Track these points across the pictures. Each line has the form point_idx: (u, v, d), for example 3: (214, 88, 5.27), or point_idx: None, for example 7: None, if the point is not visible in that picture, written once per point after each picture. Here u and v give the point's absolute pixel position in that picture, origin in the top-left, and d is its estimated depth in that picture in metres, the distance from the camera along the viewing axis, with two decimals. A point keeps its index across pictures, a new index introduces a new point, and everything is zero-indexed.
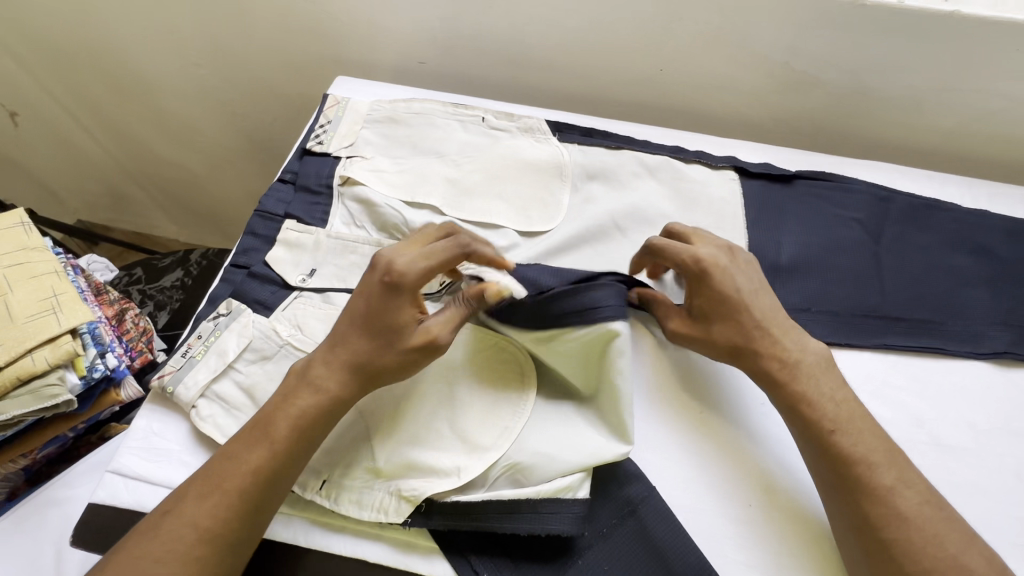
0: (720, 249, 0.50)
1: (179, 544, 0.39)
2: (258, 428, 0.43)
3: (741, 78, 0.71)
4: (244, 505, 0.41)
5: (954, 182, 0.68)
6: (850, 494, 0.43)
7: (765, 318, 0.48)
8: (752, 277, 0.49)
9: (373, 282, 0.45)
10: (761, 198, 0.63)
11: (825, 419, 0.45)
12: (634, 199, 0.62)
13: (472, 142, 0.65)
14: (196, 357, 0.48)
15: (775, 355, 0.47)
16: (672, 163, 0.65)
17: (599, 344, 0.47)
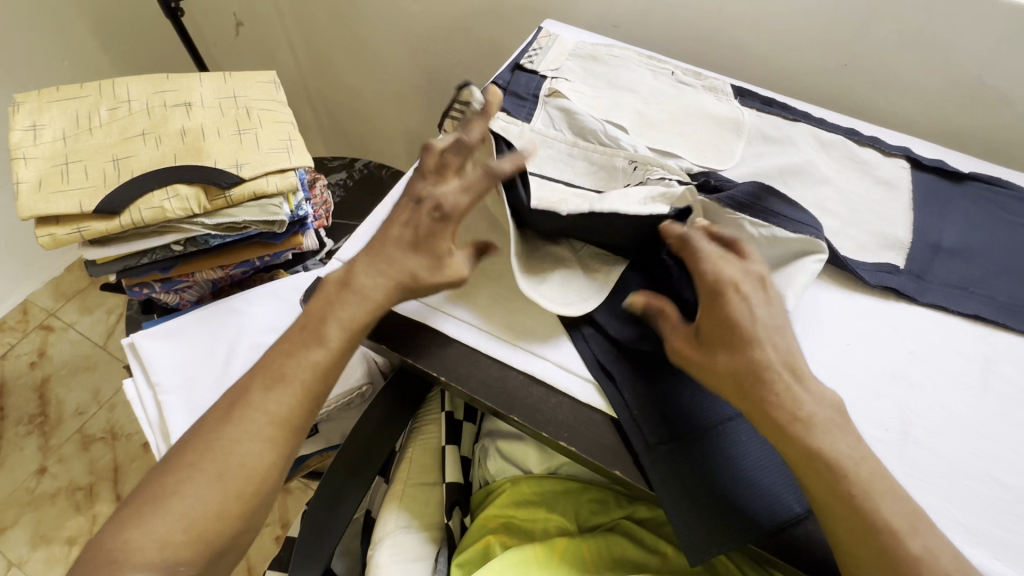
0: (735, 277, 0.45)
1: (255, 427, 0.47)
2: (309, 330, 0.50)
3: (924, 82, 0.74)
4: (305, 395, 0.49)
5: None
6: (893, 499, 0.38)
7: (781, 361, 0.43)
8: (774, 314, 0.45)
9: (423, 212, 0.51)
10: (929, 188, 0.66)
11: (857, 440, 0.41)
12: (800, 158, 0.67)
13: (661, 88, 0.74)
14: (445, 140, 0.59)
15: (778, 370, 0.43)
16: (846, 143, 0.69)
17: (795, 251, 0.54)
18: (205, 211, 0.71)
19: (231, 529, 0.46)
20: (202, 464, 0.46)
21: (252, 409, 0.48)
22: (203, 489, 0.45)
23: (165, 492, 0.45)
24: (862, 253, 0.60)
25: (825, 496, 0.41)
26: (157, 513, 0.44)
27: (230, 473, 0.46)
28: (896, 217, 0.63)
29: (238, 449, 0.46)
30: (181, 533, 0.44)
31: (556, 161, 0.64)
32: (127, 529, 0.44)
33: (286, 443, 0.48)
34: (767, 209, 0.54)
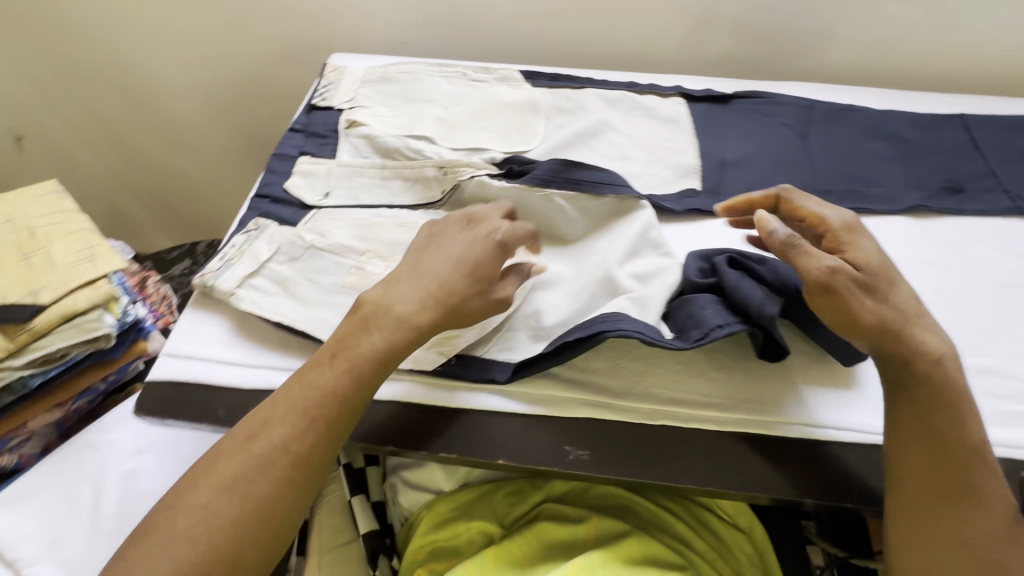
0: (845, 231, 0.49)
1: (271, 469, 0.42)
2: (337, 357, 0.46)
3: (675, 26, 0.83)
4: (336, 430, 0.45)
5: (865, 93, 0.78)
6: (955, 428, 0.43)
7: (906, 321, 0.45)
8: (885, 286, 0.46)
9: (486, 237, 0.50)
10: (704, 116, 0.74)
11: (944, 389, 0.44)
12: (593, 121, 0.73)
13: (457, 91, 0.78)
14: (231, 260, 0.58)
15: (916, 307, 0.46)
16: (628, 96, 0.76)
17: (614, 212, 0.59)
18: (8, 352, 0.62)
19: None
20: (213, 502, 0.41)
21: (267, 444, 0.43)
22: (212, 531, 0.41)
23: (162, 524, 0.41)
24: (664, 187, 0.67)
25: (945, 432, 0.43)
26: (166, 542, 0.40)
27: (243, 520, 0.41)
28: (685, 147, 0.70)
29: (252, 493, 0.42)
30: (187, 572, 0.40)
31: (371, 188, 0.65)
32: (141, 548, 0.41)
33: (301, 490, 0.43)
34: (571, 178, 0.58)
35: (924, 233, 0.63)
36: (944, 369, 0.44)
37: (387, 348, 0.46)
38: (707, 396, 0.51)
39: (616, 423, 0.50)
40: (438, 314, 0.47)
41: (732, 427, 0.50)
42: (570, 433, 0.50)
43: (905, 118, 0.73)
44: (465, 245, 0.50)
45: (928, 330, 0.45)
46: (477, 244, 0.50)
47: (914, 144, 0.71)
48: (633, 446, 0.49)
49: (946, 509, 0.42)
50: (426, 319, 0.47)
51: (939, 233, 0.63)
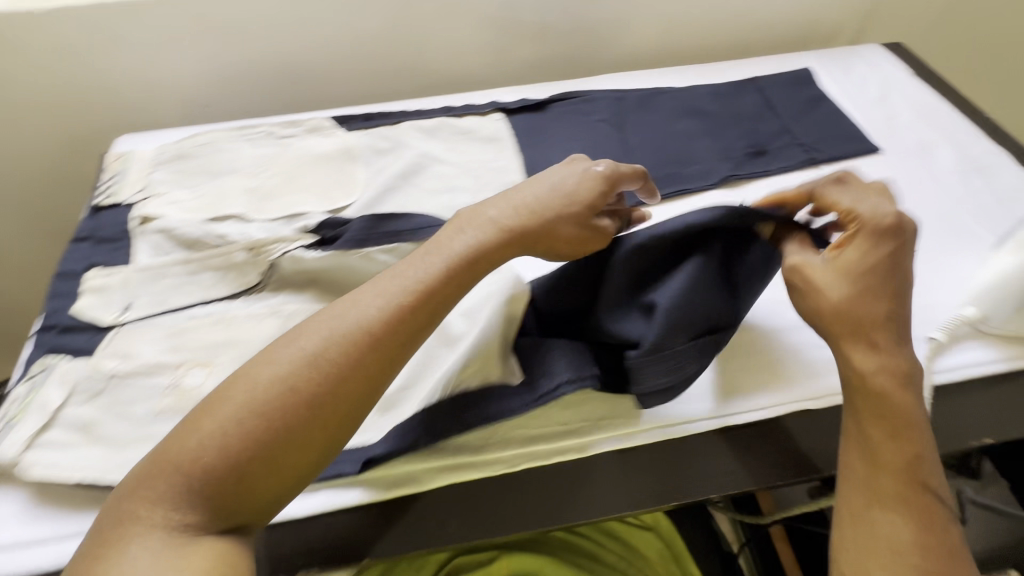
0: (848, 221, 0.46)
1: (348, 354, 0.39)
2: (436, 253, 0.45)
3: (481, 39, 0.82)
4: (412, 328, 0.42)
5: (668, 73, 0.81)
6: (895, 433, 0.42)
7: (874, 323, 0.44)
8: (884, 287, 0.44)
9: (589, 171, 0.51)
10: (524, 127, 0.74)
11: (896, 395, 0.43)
12: (413, 156, 0.70)
13: (264, 153, 0.72)
14: (15, 419, 0.50)
15: (889, 321, 0.44)
16: (446, 122, 0.74)
17: None
18: None
19: (278, 486, 0.37)
20: (278, 381, 0.38)
21: (354, 323, 0.40)
22: (266, 415, 0.37)
23: (222, 399, 0.37)
24: None
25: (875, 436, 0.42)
26: (218, 417, 0.37)
27: (298, 408, 0.37)
28: (508, 165, 0.70)
29: (320, 381, 0.38)
30: (230, 461, 0.36)
31: (178, 287, 0.58)
32: (195, 424, 0.37)
33: (359, 398, 0.40)
34: (388, 231, 0.57)
35: (739, 200, 0.66)
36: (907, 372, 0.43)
37: (472, 249, 0.45)
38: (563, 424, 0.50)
39: (480, 479, 0.49)
40: (569, 228, 0.48)
41: (594, 449, 0.50)
42: (434, 504, 0.48)
43: (705, 91, 0.77)
44: (571, 179, 0.50)
45: (880, 348, 0.44)
46: (577, 177, 0.50)
47: (717, 116, 0.74)
48: (503, 497, 0.48)
49: (888, 518, 0.40)
50: (488, 255, 0.45)
51: (752, 197, 0.67)
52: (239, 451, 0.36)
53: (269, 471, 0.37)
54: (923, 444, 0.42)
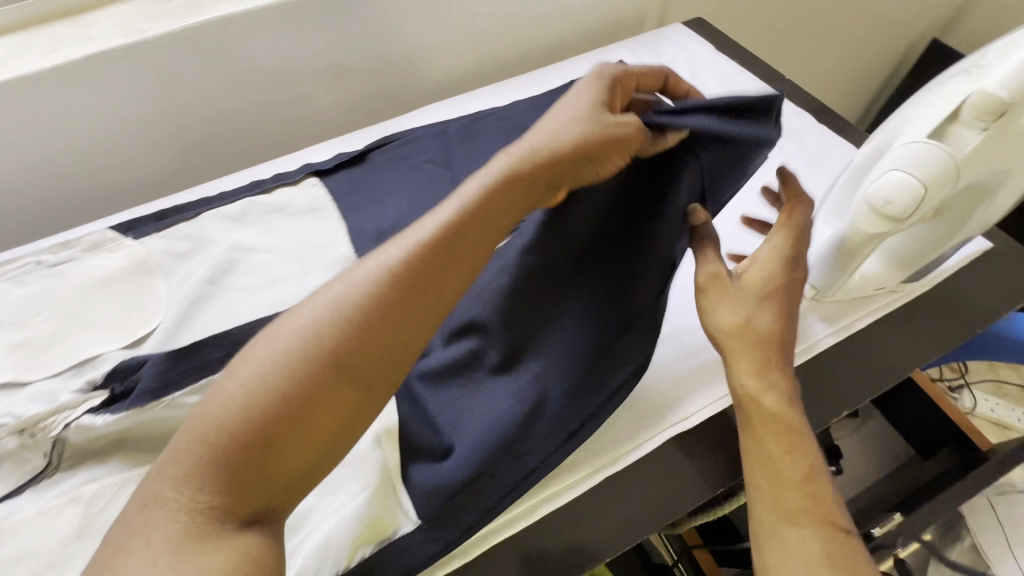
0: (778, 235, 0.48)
1: (349, 329, 0.37)
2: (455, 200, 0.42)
3: (278, 95, 0.74)
4: (416, 299, 0.39)
5: (488, 93, 0.78)
6: (785, 449, 0.41)
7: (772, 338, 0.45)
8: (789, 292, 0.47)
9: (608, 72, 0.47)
10: (345, 187, 0.67)
11: (784, 413, 0.43)
12: (223, 253, 0.61)
13: (32, 292, 0.59)
14: None
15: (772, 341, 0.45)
16: (254, 201, 0.65)
17: None
18: None
19: (311, 453, 0.36)
20: (304, 332, 0.37)
21: (377, 265, 0.39)
22: (291, 370, 0.36)
23: (237, 372, 0.36)
24: None
25: (773, 454, 0.41)
26: (243, 376, 0.36)
27: (316, 370, 0.36)
28: (335, 237, 0.63)
29: (340, 337, 0.37)
30: (258, 419, 0.35)
31: None
32: (227, 381, 0.36)
33: (386, 351, 0.38)
34: (193, 366, 0.49)
35: None
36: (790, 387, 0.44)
37: (488, 194, 0.42)
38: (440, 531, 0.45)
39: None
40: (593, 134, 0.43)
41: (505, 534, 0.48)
42: None
43: (527, 105, 0.74)
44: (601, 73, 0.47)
45: (769, 367, 0.44)
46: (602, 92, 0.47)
47: None
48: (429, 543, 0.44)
49: (804, 540, 0.38)
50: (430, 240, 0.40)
51: None
52: (260, 414, 0.35)
53: (300, 442, 0.35)
54: (813, 453, 0.41)
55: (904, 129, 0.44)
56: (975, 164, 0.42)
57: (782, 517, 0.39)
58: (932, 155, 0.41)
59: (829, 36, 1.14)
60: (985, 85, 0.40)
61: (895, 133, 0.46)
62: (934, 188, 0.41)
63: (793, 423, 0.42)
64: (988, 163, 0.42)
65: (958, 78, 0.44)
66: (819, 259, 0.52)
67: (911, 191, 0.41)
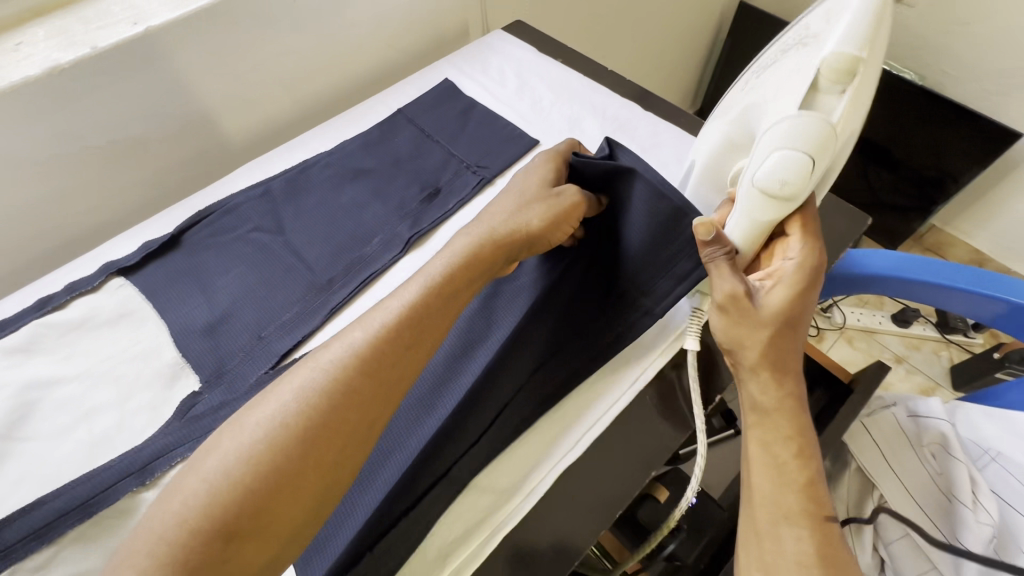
0: (794, 268, 0.47)
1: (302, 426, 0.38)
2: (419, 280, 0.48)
3: (55, 187, 0.63)
4: (368, 384, 0.41)
5: (313, 137, 0.72)
6: (793, 460, 0.44)
7: (771, 355, 0.47)
8: (801, 312, 0.47)
9: (541, 158, 0.60)
10: (160, 279, 0.58)
11: (784, 422, 0.45)
12: (12, 398, 0.50)
13: None
14: None
15: (771, 350, 0.47)
16: (45, 323, 0.55)
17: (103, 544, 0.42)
18: None
19: (266, 552, 0.36)
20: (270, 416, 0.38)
21: (345, 348, 0.42)
22: (255, 454, 0.36)
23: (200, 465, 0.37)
24: (159, 416, 0.50)
25: (777, 465, 0.44)
26: (201, 472, 0.36)
27: (289, 457, 0.37)
28: (156, 343, 0.54)
29: (315, 421, 0.38)
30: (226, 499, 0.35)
31: None
32: (185, 481, 0.36)
33: (354, 440, 0.40)
34: None
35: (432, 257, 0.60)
36: (790, 388, 0.46)
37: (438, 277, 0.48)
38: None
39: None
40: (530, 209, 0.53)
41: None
42: None
43: (355, 144, 0.69)
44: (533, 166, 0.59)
45: (764, 376, 0.47)
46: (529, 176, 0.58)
47: (379, 169, 0.67)
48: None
49: (784, 499, 0.43)
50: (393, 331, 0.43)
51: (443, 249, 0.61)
52: (225, 507, 0.35)
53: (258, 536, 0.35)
54: (815, 459, 0.44)
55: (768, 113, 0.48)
56: (848, 121, 0.45)
57: (774, 488, 0.44)
58: (807, 123, 0.44)
59: (646, 17, 1.21)
60: (830, 48, 0.43)
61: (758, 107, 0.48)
62: (818, 154, 0.44)
63: (792, 432, 0.45)
64: (850, 125, 0.45)
65: (797, 49, 0.46)
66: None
67: (799, 164, 0.45)
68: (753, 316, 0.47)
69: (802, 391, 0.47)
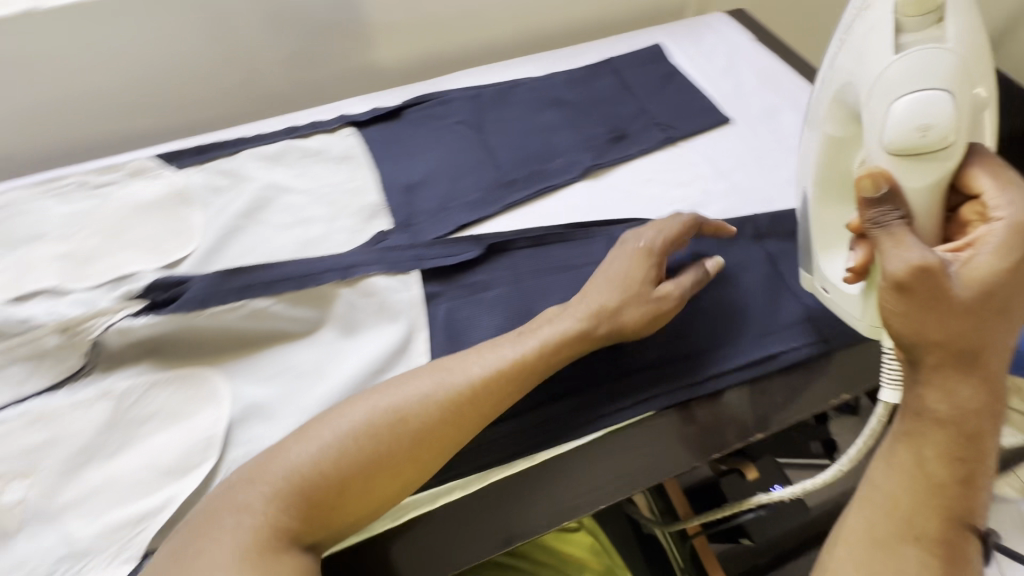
0: (1006, 229, 0.37)
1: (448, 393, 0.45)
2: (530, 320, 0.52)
3: (322, 46, 0.78)
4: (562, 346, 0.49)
5: (525, 63, 0.79)
6: (949, 487, 0.37)
7: (957, 348, 0.37)
8: (1003, 291, 0.37)
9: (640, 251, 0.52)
10: (380, 139, 0.69)
11: (953, 438, 0.37)
12: (257, 190, 0.64)
13: (79, 211, 0.62)
14: None
15: (960, 343, 0.36)
16: (291, 145, 0.68)
17: (303, 316, 0.53)
18: None
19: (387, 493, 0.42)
20: (441, 386, 0.45)
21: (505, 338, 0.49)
22: (428, 412, 0.44)
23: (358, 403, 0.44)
24: (355, 239, 0.61)
25: (911, 483, 0.38)
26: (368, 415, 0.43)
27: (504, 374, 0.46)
28: (365, 185, 0.65)
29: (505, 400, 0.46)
30: (315, 480, 0.40)
31: None
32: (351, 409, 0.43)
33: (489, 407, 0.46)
34: (235, 286, 0.51)
35: (603, 191, 0.65)
36: (972, 397, 0.37)
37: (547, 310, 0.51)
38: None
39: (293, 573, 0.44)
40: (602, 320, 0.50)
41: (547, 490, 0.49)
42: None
43: (563, 78, 0.76)
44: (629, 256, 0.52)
45: (938, 378, 0.37)
46: (595, 285, 0.51)
47: (576, 104, 0.73)
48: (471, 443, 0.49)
49: (919, 522, 0.37)
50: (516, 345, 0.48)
51: (615, 186, 0.66)
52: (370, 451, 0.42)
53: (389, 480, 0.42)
54: (980, 484, 0.37)
55: (852, 84, 0.43)
56: (963, 64, 0.40)
57: (910, 509, 0.37)
58: (924, 60, 0.39)
59: None
60: None
61: (848, 77, 0.43)
62: (951, 89, 0.39)
63: (965, 454, 0.37)
64: (972, 68, 0.40)
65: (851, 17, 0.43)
66: (816, 240, 0.51)
67: (938, 105, 0.39)
68: (946, 295, 0.36)
69: (991, 399, 0.37)
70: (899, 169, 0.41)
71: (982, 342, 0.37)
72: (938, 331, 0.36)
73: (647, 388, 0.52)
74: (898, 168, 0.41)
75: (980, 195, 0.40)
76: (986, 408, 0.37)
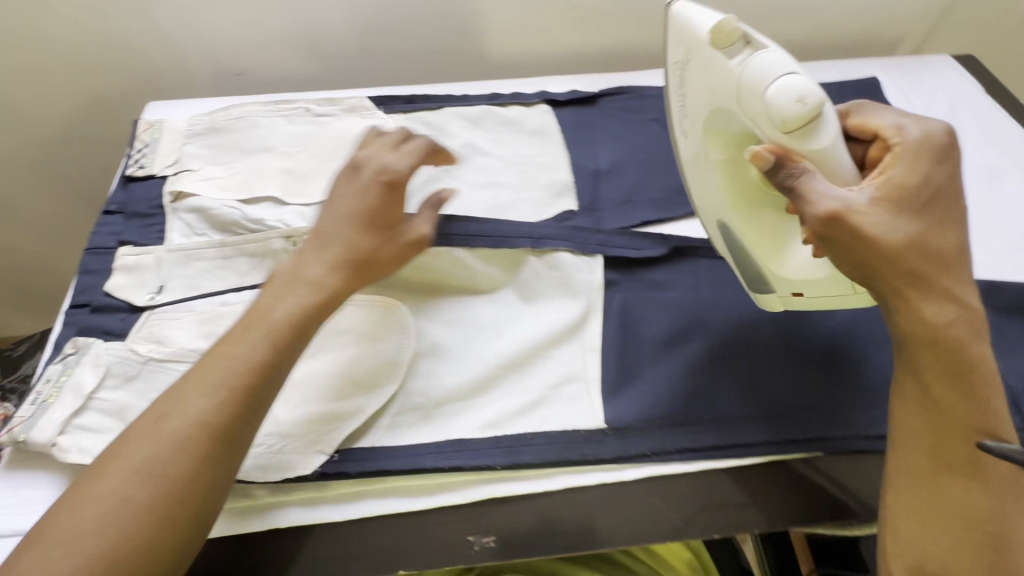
0: (916, 144, 0.41)
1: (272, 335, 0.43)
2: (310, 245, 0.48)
3: (530, 22, 0.80)
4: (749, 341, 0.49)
5: None
6: (957, 420, 0.40)
7: (939, 265, 0.40)
8: (954, 200, 0.41)
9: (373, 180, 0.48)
10: (574, 122, 0.71)
11: (957, 368, 0.40)
12: (456, 146, 0.67)
13: (300, 133, 0.68)
14: (48, 401, 0.49)
15: (945, 259, 0.40)
16: (492, 110, 0.71)
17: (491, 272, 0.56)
18: None
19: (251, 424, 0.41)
20: (238, 365, 0.41)
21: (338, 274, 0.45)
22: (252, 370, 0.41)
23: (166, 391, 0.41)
24: (540, 212, 0.63)
25: (923, 421, 0.41)
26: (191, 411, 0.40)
27: None
28: (556, 162, 0.67)
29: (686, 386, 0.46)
30: (184, 446, 0.39)
31: (214, 272, 0.57)
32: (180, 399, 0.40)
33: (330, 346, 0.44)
34: (440, 232, 0.55)
35: None
36: (961, 323, 0.40)
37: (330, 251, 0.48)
38: (596, 430, 0.49)
39: (385, 514, 0.47)
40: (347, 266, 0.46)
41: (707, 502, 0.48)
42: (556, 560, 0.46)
43: None
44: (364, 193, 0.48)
45: (929, 303, 0.40)
46: (357, 198, 0.48)
47: None
48: (636, 433, 0.49)
49: (941, 458, 0.40)
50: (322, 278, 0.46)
51: None
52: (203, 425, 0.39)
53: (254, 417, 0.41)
54: (991, 393, 0.40)
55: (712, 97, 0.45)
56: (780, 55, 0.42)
57: (930, 452, 0.41)
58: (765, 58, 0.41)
59: None
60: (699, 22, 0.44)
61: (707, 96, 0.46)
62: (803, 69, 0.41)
63: (965, 378, 0.40)
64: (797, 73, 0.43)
65: (679, 61, 0.48)
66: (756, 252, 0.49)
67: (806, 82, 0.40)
68: (887, 228, 0.39)
69: (971, 304, 0.41)
70: (787, 140, 0.41)
71: (945, 257, 0.40)
72: (922, 261, 0.39)
73: (822, 427, 0.49)
74: (792, 138, 0.41)
75: (879, 135, 0.43)
76: (969, 314, 0.41)
